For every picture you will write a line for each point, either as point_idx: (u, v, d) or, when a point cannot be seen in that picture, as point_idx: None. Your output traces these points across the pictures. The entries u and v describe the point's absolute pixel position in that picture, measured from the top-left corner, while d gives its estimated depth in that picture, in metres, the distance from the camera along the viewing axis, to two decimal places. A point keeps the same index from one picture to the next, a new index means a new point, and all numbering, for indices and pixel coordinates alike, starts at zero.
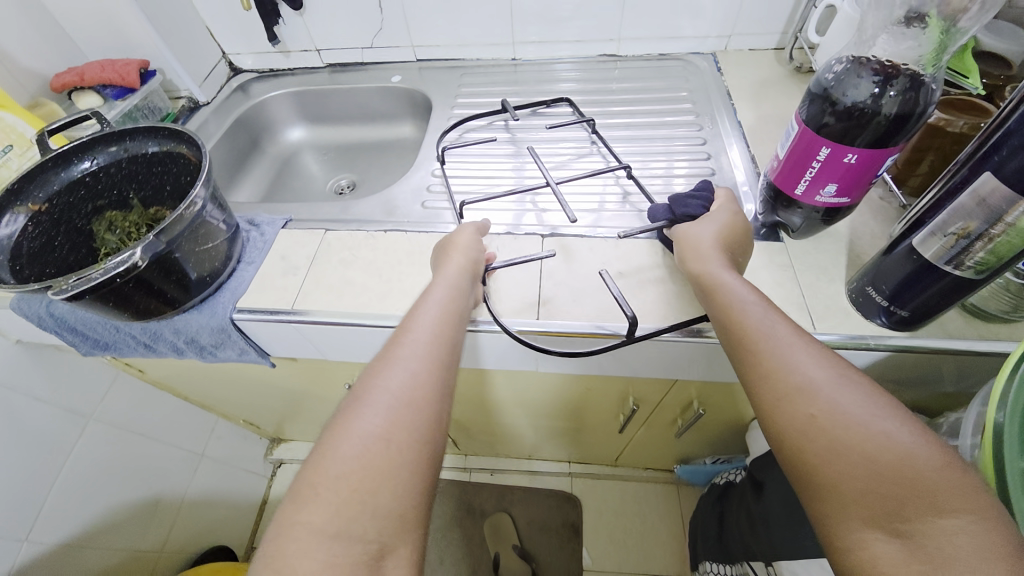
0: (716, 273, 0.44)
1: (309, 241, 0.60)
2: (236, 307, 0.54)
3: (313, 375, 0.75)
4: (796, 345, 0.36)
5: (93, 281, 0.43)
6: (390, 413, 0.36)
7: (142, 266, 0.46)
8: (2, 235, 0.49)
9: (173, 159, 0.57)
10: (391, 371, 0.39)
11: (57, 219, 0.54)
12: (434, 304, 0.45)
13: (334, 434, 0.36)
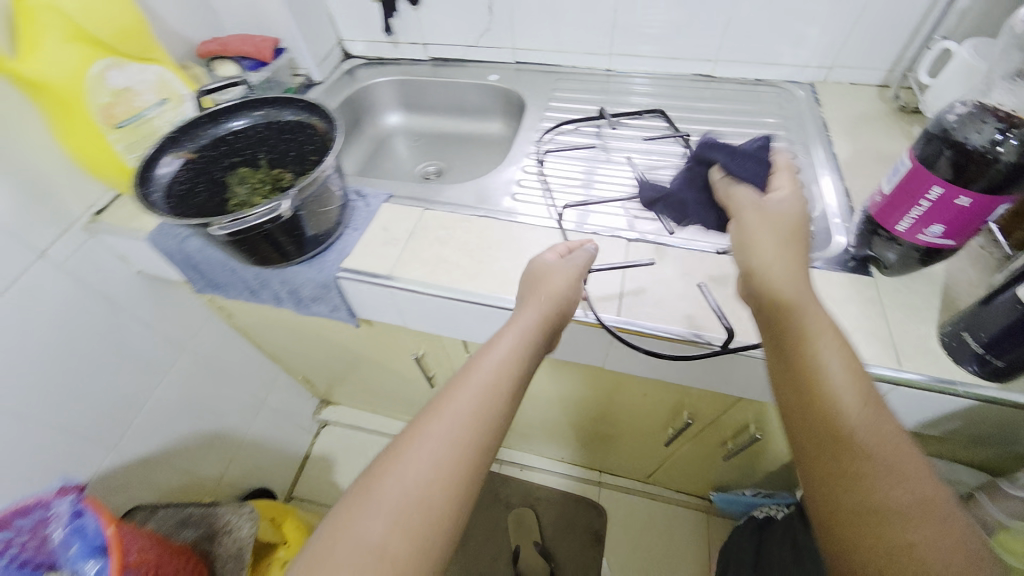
0: (812, 333, 0.39)
1: (408, 217, 0.64)
2: (341, 266, 0.60)
3: (383, 342, 0.80)
4: (886, 453, 0.33)
5: (247, 223, 0.50)
6: (427, 482, 0.36)
7: (282, 218, 0.53)
8: (160, 174, 0.57)
9: (302, 129, 0.63)
10: (435, 435, 0.38)
11: (201, 168, 0.60)
12: (495, 360, 0.42)
13: (332, 532, 0.34)
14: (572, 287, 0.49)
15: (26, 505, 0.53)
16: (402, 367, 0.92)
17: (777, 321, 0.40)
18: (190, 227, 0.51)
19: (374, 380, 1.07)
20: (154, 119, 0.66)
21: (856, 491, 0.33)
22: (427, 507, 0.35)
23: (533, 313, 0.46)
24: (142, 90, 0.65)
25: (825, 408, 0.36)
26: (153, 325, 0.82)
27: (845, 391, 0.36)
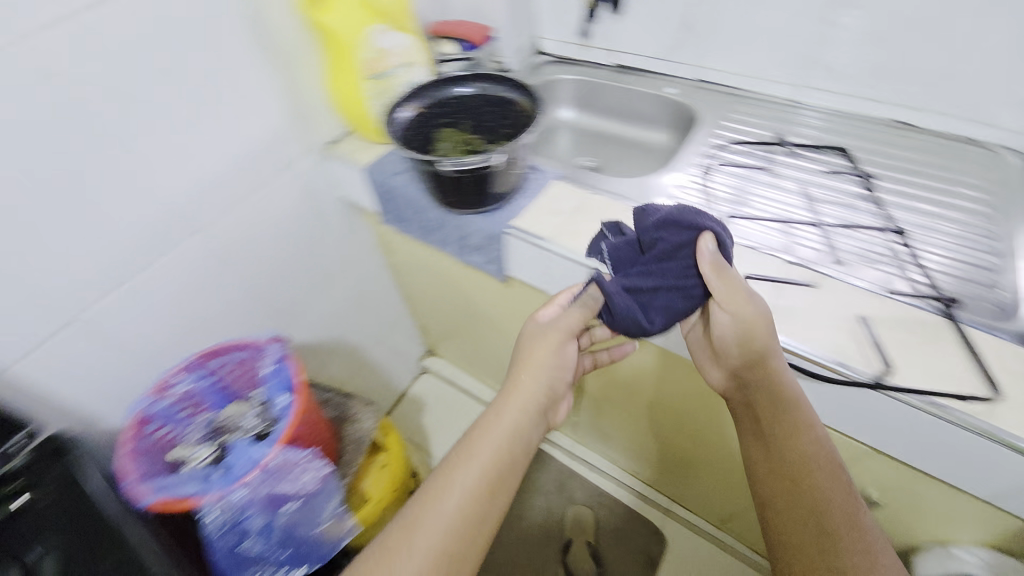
0: (804, 428, 0.50)
1: (574, 195, 0.71)
2: (509, 224, 0.69)
3: (513, 305, 0.89)
4: (843, 518, 0.47)
5: (468, 166, 0.63)
6: (458, 510, 0.50)
7: (486, 169, 0.64)
8: (396, 120, 0.71)
9: (505, 105, 0.73)
10: (455, 490, 0.51)
11: (422, 122, 0.73)
12: (499, 433, 0.53)
13: (391, 548, 0.49)
14: (562, 357, 0.58)
15: (250, 342, 0.72)
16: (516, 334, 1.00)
17: (773, 414, 0.51)
18: (418, 161, 0.65)
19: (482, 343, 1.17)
20: (395, 76, 0.77)
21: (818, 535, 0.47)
22: (459, 538, 0.50)
23: (533, 385, 0.56)
24: (393, 54, 0.76)
25: (804, 482, 0.49)
26: (339, 250, 0.98)
27: (814, 459, 0.49)
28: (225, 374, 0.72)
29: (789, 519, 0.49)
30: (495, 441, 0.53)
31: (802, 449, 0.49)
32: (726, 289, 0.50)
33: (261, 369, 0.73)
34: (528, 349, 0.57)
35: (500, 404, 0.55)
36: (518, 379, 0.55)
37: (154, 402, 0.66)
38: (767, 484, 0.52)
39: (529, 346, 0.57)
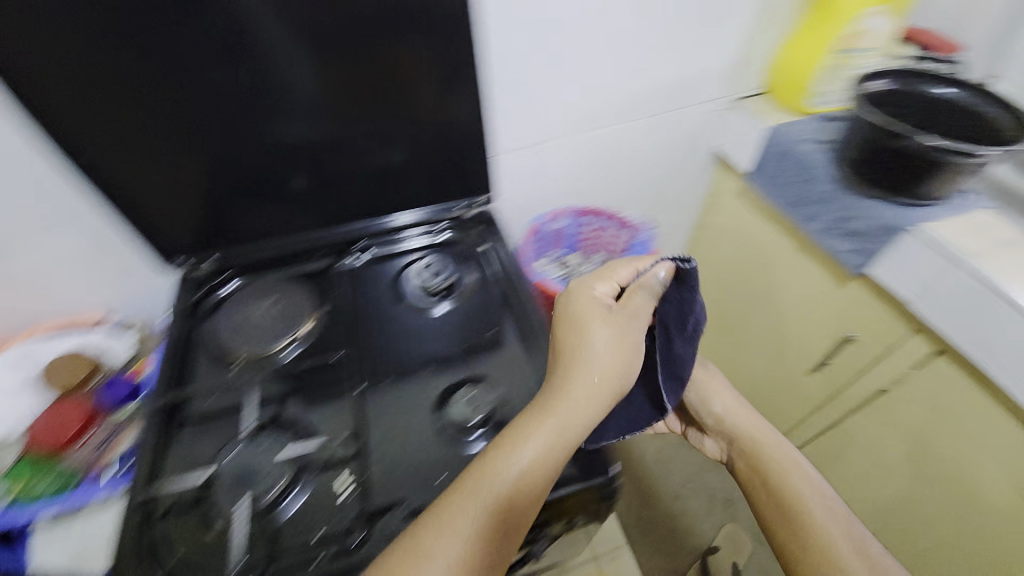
0: (757, 442, 0.68)
1: (999, 229, 0.70)
2: (919, 224, 0.70)
3: (834, 307, 0.89)
4: (800, 482, 0.61)
5: (941, 149, 0.65)
6: (508, 490, 0.47)
7: (952, 162, 0.66)
8: (867, 85, 0.76)
9: (977, 116, 0.73)
10: (506, 469, 0.47)
11: (883, 98, 0.77)
12: (548, 430, 0.50)
13: (433, 523, 0.45)
14: (620, 349, 0.55)
15: (625, 219, 0.91)
16: (803, 339, 0.99)
17: (740, 446, 0.69)
18: (885, 129, 0.69)
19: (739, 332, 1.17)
20: (856, 56, 0.82)
21: (814, 529, 0.57)
22: (505, 518, 0.46)
23: (585, 378, 0.53)
24: (867, 37, 0.80)
25: (766, 475, 0.64)
26: (681, 188, 1.07)
27: (784, 466, 0.63)
28: (587, 231, 0.91)
29: (766, 511, 0.62)
30: (541, 443, 0.49)
31: (763, 458, 0.66)
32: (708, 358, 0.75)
33: (616, 240, 0.91)
34: (579, 328, 0.56)
35: (551, 397, 0.52)
36: (573, 373, 0.53)
37: (546, 222, 0.87)
38: (753, 498, 0.64)
39: (588, 326, 0.56)
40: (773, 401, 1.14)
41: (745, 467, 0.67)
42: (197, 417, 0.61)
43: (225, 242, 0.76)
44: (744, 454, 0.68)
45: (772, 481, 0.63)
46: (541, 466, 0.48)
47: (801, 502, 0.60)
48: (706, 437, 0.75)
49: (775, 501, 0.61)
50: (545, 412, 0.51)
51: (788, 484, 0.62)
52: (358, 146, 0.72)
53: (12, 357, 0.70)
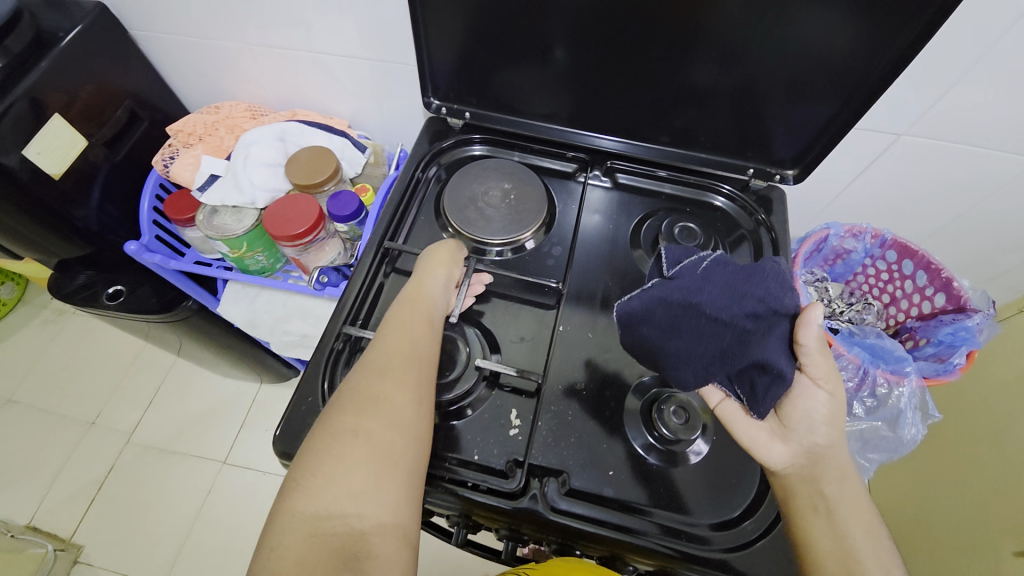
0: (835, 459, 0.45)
1: None
2: None
3: None
4: (863, 518, 0.43)
5: None
6: (402, 345, 0.48)
7: None
8: None
9: None
10: (389, 331, 0.49)
11: None
12: (419, 297, 0.52)
13: (347, 393, 0.45)
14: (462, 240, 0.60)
15: (963, 295, 0.60)
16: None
17: (812, 457, 0.45)
18: None
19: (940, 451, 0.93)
20: None
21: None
22: (412, 368, 0.47)
23: (447, 261, 0.55)
24: None
25: (828, 501, 0.44)
26: (1016, 268, 0.78)
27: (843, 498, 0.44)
28: (882, 267, 0.67)
29: (810, 539, 0.42)
30: (418, 304, 0.51)
31: (836, 480, 0.45)
32: (823, 367, 0.45)
33: (918, 297, 0.65)
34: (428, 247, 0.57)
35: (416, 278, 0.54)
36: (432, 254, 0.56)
37: (838, 235, 0.66)
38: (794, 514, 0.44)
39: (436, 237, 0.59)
40: (933, 541, 0.88)
41: (804, 487, 0.44)
42: (405, 273, 0.60)
43: (482, 100, 0.69)
44: (812, 466, 0.45)
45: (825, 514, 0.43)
46: (424, 323, 0.50)
47: (860, 554, 0.41)
48: (776, 435, 0.46)
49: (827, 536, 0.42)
50: (411, 288, 0.53)
51: (854, 523, 0.43)
52: (686, 51, 0.57)
53: (271, 134, 0.72)
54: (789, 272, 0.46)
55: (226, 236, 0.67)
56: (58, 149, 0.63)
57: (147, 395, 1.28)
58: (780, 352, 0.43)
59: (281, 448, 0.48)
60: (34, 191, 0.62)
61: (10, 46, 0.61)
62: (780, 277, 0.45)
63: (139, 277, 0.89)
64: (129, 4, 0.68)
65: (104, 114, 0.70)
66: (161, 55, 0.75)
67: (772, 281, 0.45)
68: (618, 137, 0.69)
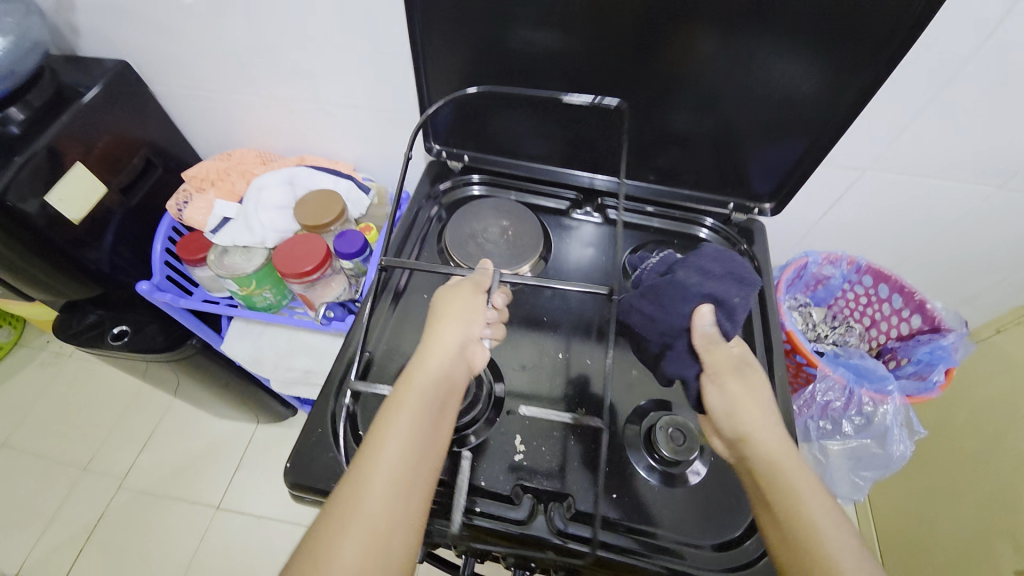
0: (762, 438, 0.45)
1: None
2: None
3: None
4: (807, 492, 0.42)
5: None
6: (377, 494, 0.41)
7: None
8: None
9: None
10: (365, 470, 0.42)
11: None
12: (404, 427, 0.44)
13: (306, 552, 0.39)
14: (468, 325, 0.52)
15: (936, 316, 0.64)
16: None
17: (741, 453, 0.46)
18: None
19: (934, 471, 0.95)
20: None
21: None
22: (382, 530, 0.40)
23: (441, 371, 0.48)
24: None
25: (767, 482, 0.43)
26: (988, 289, 0.83)
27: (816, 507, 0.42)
28: (860, 291, 0.71)
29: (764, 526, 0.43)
30: (402, 435, 0.43)
31: (768, 465, 0.44)
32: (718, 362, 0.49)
33: (896, 318, 0.69)
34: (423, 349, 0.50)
35: (403, 395, 0.46)
36: (427, 361, 0.48)
37: (816, 263, 0.70)
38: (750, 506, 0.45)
39: (434, 326, 0.51)
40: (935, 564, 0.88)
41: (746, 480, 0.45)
42: (409, 306, 0.63)
43: (480, 145, 0.74)
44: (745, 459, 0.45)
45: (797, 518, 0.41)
46: (405, 465, 0.42)
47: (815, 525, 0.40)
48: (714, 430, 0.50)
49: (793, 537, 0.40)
50: (396, 411, 0.45)
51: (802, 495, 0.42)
52: (667, 98, 0.62)
53: (281, 177, 0.76)
54: (686, 279, 0.50)
55: (236, 274, 0.70)
56: (78, 196, 0.67)
57: (142, 436, 1.28)
58: (684, 364, 0.50)
59: (292, 480, 0.49)
60: (52, 237, 0.65)
61: (31, 100, 0.66)
62: (676, 290, 0.50)
63: (144, 316, 0.91)
64: (152, 63, 0.73)
65: (121, 161, 0.74)
66: (178, 109, 0.81)
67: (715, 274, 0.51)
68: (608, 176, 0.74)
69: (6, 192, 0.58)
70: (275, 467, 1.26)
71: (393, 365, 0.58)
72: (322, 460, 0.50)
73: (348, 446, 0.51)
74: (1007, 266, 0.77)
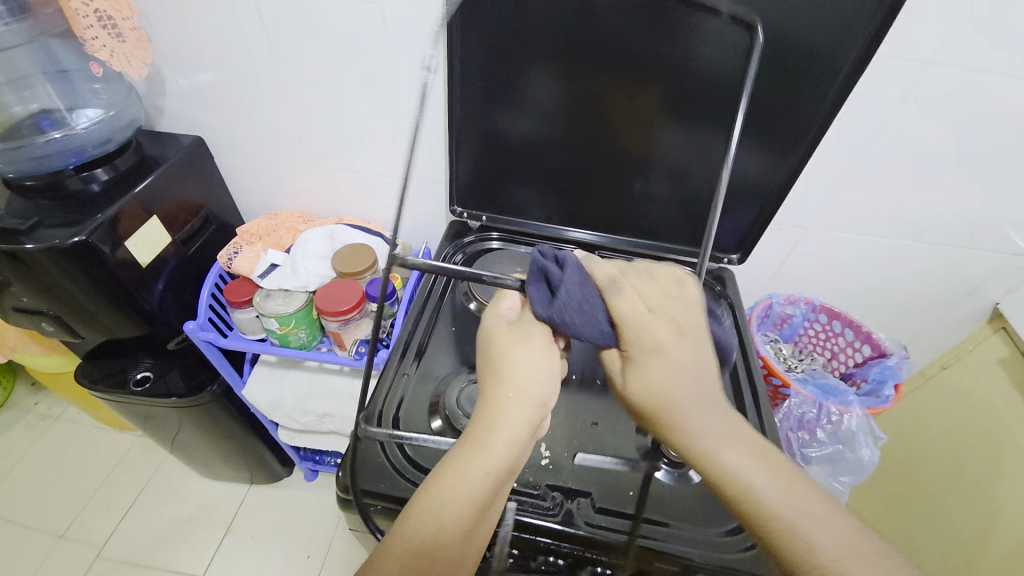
0: (670, 412, 0.44)
1: None
2: None
3: None
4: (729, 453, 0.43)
5: None
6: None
7: None
8: None
9: None
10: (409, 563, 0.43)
11: None
12: (455, 528, 0.44)
13: None
14: (538, 409, 0.47)
15: (881, 343, 0.76)
16: None
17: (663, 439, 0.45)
18: None
19: None
20: None
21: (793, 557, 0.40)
22: None
23: (502, 470, 0.45)
24: None
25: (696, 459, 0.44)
26: (926, 329, 0.97)
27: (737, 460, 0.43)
28: (818, 327, 0.84)
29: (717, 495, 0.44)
30: (451, 537, 0.44)
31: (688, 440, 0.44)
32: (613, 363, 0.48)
33: (850, 347, 0.81)
34: (485, 441, 0.45)
35: (462, 496, 0.44)
36: (490, 460, 0.45)
37: (780, 303, 0.84)
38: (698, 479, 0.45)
39: (497, 407, 0.46)
40: None
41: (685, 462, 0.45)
42: (439, 334, 0.73)
43: (495, 208, 0.88)
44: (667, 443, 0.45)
45: (727, 486, 0.42)
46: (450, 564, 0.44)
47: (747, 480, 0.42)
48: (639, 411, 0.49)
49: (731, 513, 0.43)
50: (449, 511, 0.44)
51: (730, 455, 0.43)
52: (646, 172, 0.79)
53: (323, 234, 0.87)
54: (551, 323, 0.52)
55: (278, 315, 0.78)
56: (149, 243, 0.77)
57: (126, 501, 1.23)
58: None
59: (342, 483, 0.56)
60: (120, 277, 0.72)
61: (119, 164, 0.76)
62: None
63: (168, 361, 0.96)
64: (219, 138, 0.87)
65: (184, 217, 0.85)
66: (232, 176, 0.94)
67: (579, 286, 0.47)
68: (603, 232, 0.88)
69: (93, 236, 0.67)
70: (266, 530, 1.22)
71: (428, 385, 0.67)
72: (369, 464, 0.56)
73: (392, 449, 0.58)
74: (935, 308, 0.92)
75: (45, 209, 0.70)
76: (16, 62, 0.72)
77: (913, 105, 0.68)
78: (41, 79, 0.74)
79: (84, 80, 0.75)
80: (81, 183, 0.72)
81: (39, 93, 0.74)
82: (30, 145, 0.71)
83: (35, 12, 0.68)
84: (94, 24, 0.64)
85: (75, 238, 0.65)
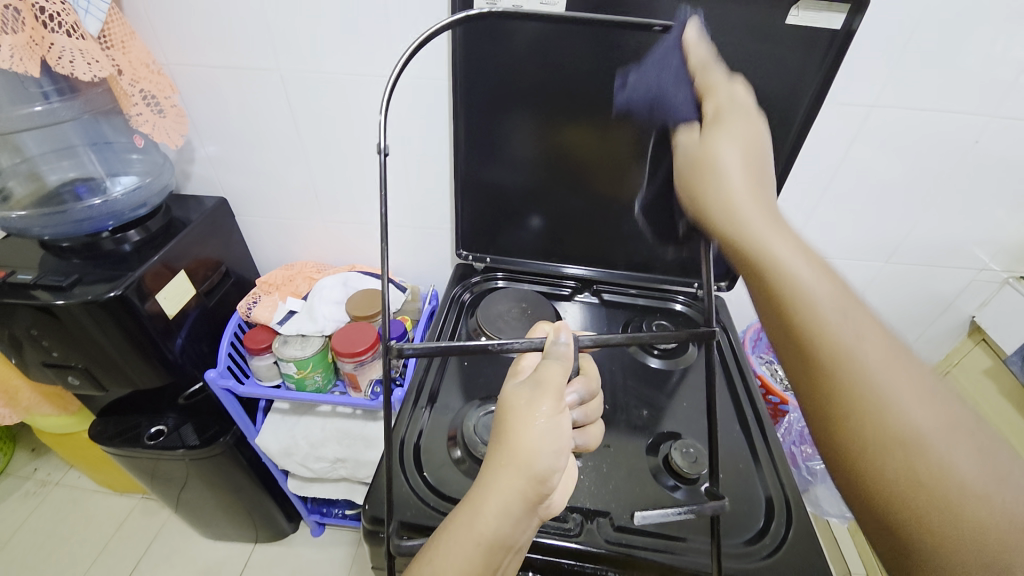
0: (720, 186, 0.42)
1: None
2: None
3: None
4: (784, 245, 0.37)
5: None
6: None
7: None
8: None
9: None
10: None
11: None
12: None
13: None
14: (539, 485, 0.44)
15: None
16: None
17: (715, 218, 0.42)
18: None
19: None
20: None
21: (912, 493, 0.29)
22: None
23: (496, 544, 0.42)
24: None
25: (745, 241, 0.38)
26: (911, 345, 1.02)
27: (829, 293, 0.34)
28: None
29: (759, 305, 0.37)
30: None
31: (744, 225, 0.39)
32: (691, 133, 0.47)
33: None
34: (480, 510, 0.42)
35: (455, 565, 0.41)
36: (487, 530, 0.42)
37: None
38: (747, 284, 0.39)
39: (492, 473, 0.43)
40: None
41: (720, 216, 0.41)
42: (451, 368, 0.77)
43: (496, 250, 0.94)
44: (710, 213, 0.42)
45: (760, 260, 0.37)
46: None
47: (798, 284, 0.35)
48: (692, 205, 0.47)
49: (819, 415, 0.34)
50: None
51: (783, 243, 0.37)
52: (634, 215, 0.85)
53: (337, 281, 0.93)
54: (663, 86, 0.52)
55: (296, 359, 0.82)
56: (175, 296, 0.81)
57: (125, 569, 1.18)
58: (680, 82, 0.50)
59: (371, 515, 0.58)
60: (148, 327, 0.76)
61: (150, 226, 0.82)
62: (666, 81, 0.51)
63: (183, 414, 0.98)
64: (239, 198, 0.94)
65: (207, 272, 0.90)
66: (250, 231, 1.00)
67: (661, 69, 0.52)
68: (598, 268, 0.93)
69: (128, 290, 0.72)
70: None
71: (445, 418, 0.70)
72: (397, 495, 0.59)
73: (416, 479, 0.62)
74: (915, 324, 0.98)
75: (79, 267, 0.75)
76: (65, 134, 0.82)
77: (865, 143, 0.77)
78: (87, 149, 0.84)
79: (124, 150, 0.85)
80: (113, 243, 0.78)
81: (84, 161, 0.83)
82: (72, 210, 0.77)
83: (83, 91, 0.76)
84: (140, 102, 0.73)
85: (111, 292, 0.70)
